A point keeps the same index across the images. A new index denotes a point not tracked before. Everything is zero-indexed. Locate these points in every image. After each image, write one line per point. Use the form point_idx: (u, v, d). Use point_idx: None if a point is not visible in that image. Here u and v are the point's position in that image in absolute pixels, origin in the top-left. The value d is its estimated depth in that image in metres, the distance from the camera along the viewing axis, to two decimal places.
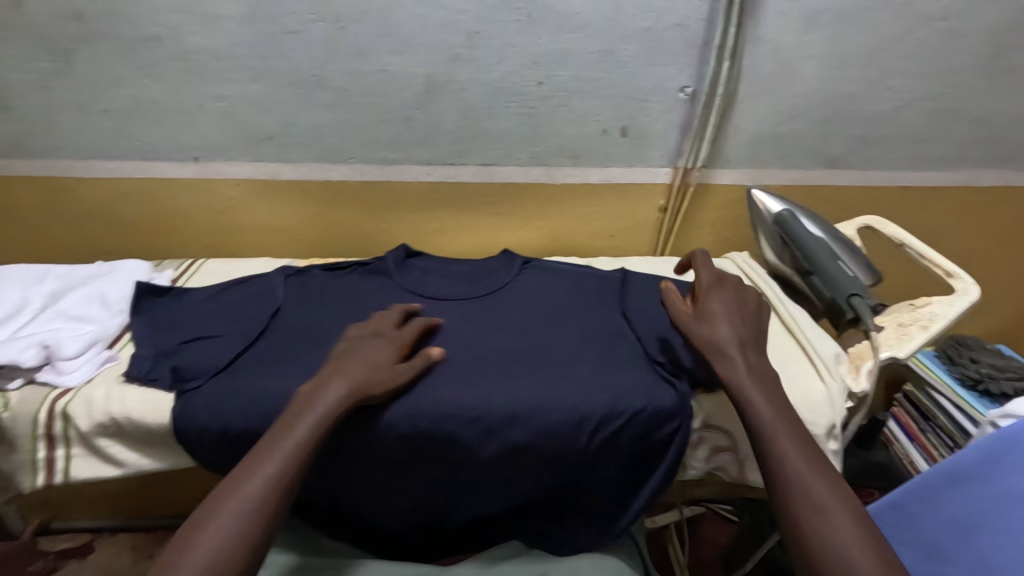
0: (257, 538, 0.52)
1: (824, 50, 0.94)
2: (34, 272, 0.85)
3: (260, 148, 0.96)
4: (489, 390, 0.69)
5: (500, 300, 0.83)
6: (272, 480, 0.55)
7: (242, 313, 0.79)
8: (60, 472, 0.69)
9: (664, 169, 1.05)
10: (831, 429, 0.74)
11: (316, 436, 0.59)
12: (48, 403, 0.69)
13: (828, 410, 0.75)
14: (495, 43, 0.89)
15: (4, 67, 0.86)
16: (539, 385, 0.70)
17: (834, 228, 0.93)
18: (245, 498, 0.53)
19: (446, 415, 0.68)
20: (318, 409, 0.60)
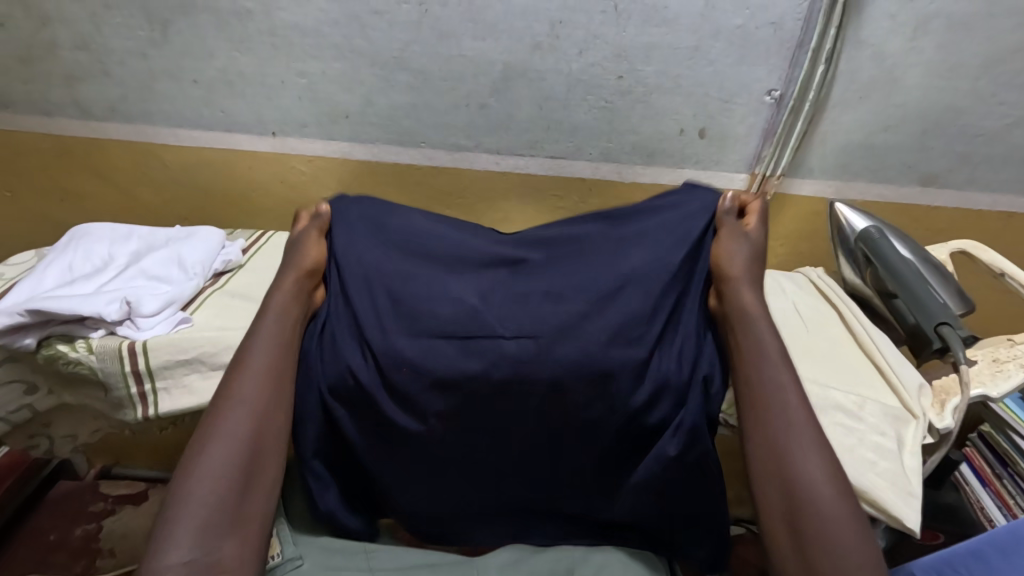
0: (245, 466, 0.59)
1: (931, 58, 0.88)
2: (120, 231, 0.88)
3: (335, 126, 0.97)
4: (527, 321, 0.64)
5: (588, 240, 0.74)
6: (255, 414, 0.61)
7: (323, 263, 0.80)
8: (151, 405, 0.74)
9: (740, 174, 1.00)
10: (900, 444, 0.69)
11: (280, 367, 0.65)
12: (130, 343, 0.73)
13: (901, 427, 0.70)
14: (579, 33, 0.87)
15: (108, 34, 0.90)
16: (586, 312, 0.65)
17: (925, 252, 0.87)
18: (235, 431, 0.60)
19: (474, 334, 0.64)
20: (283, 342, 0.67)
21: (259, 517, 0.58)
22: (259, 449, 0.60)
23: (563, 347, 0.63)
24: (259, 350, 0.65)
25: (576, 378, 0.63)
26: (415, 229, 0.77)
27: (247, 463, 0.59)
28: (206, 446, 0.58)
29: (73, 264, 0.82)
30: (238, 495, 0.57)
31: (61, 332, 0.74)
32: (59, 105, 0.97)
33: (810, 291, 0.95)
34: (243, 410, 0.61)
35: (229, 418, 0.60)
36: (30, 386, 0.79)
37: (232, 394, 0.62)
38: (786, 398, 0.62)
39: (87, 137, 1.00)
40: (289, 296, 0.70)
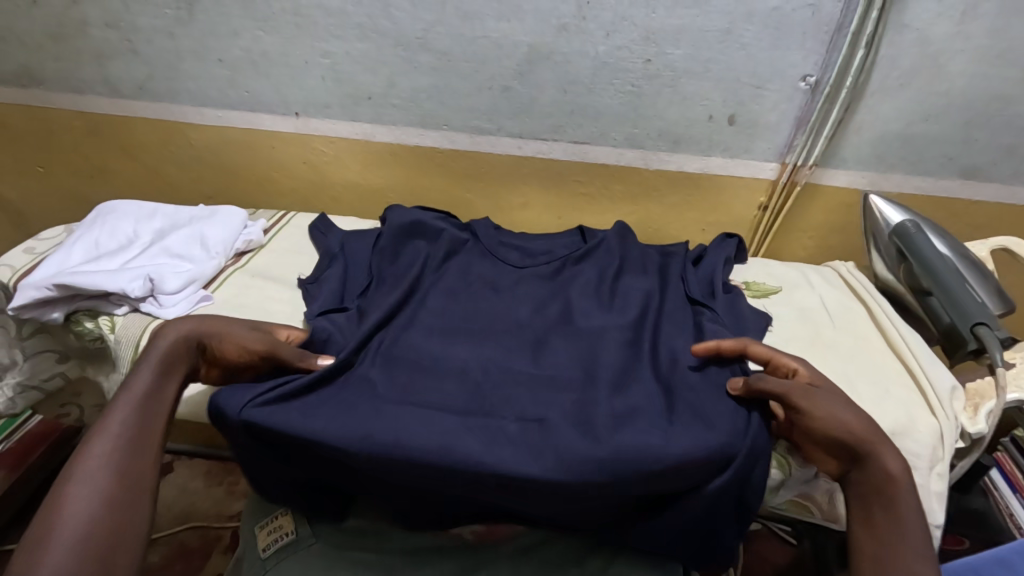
0: (97, 565, 0.44)
1: (980, 44, 0.83)
2: (145, 208, 0.90)
3: (358, 108, 0.97)
4: (526, 380, 0.64)
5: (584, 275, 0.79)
6: (105, 502, 0.47)
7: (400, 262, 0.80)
8: None
9: (770, 164, 0.97)
10: (926, 465, 0.66)
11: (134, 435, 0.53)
12: (149, 330, 0.73)
13: (933, 450, 0.67)
14: (606, 14, 0.84)
15: (135, 12, 0.90)
16: (588, 349, 0.68)
17: (964, 247, 0.83)
18: (76, 521, 0.46)
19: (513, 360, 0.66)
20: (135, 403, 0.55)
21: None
22: (123, 529, 0.47)
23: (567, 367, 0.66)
24: (117, 420, 0.53)
25: (588, 404, 0.61)
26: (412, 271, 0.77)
27: (109, 545, 0.46)
28: (45, 546, 0.44)
29: (99, 240, 0.83)
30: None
31: (87, 308, 0.76)
32: (89, 83, 0.98)
33: (839, 286, 0.92)
34: (92, 497, 0.47)
35: (84, 489, 0.48)
36: (58, 357, 0.83)
37: (79, 470, 0.49)
38: (866, 444, 0.55)
39: (116, 115, 1.01)
40: (157, 359, 0.58)
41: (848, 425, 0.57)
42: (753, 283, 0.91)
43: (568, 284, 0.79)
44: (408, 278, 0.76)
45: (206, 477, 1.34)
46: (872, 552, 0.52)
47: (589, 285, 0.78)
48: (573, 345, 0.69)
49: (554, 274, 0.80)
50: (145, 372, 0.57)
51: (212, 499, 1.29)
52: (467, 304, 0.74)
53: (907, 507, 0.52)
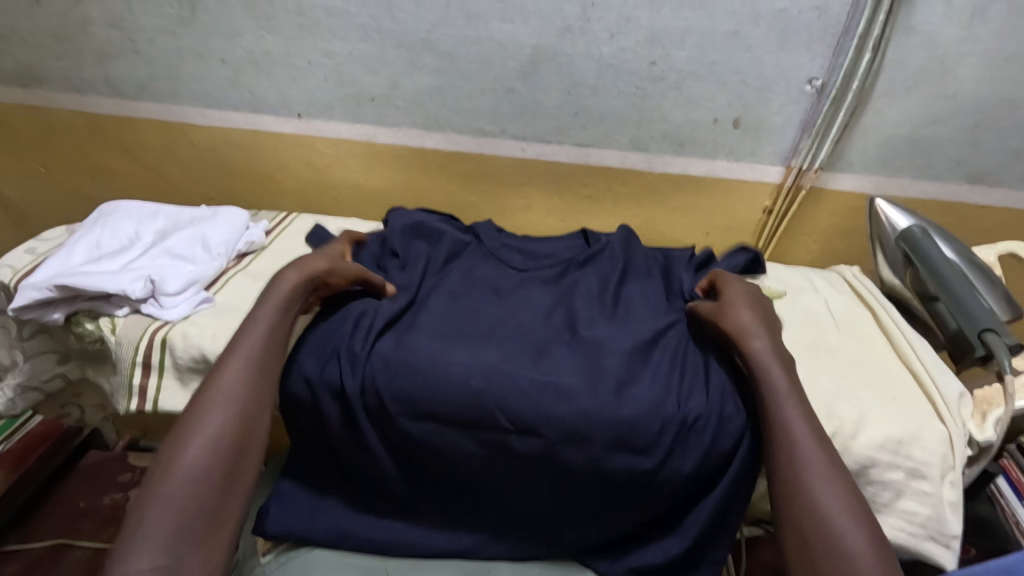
0: (230, 464, 0.54)
1: (988, 47, 0.82)
2: (147, 209, 0.89)
3: (360, 109, 0.96)
4: (527, 386, 0.63)
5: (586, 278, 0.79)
6: (236, 412, 0.56)
7: (406, 262, 0.80)
8: (150, 400, 0.72)
9: (775, 167, 0.96)
10: (941, 476, 0.65)
11: (262, 353, 0.61)
12: (148, 335, 0.72)
13: (943, 458, 0.66)
14: (612, 16, 0.84)
15: (139, 12, 0.90)
16: (598, 353, 0.67)
17: (971, 253, 0.82)
18: (219, 422, 0.55)
19: (508, 362, 0.65)
20: (264, 323, 0.63)
21: (232, 530, 0.52)
22: (237, 466, 0.54)
23: (572, 376, 0.65)
24: (242, 359, 0.60)
25: (593, 416, 0.62)
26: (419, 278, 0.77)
27: (224, 478, 0.53)
28: (177, 458, 0.52)
29: (100, 241, 0.83)
30: (207, 520, 0.50)
31: (87, 310, 0.75)
32: (91, 83, 0.98)
33: (846, 293, 0.91)
34: (228, 407, 0.56)
35: (213, 417, 0.55)
36: (60, 357, 0.82)
37: (210, 399, 0.56)
38: (785, 402, 0.59)
39: (118, 115, 1.01)
40: (279, 303, 0.65)
41: (776, 385, 0.60)
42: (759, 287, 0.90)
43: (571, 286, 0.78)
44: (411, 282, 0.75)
45: None
46: (796, 512, 0.53)
47: (592, 288, 0.77)
48: (579, 356, 0.67)
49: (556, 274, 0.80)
50: (263, 320, 0.64)
51: None
52: (467, 309, 0.73)
53: (809, 453, 0.55)
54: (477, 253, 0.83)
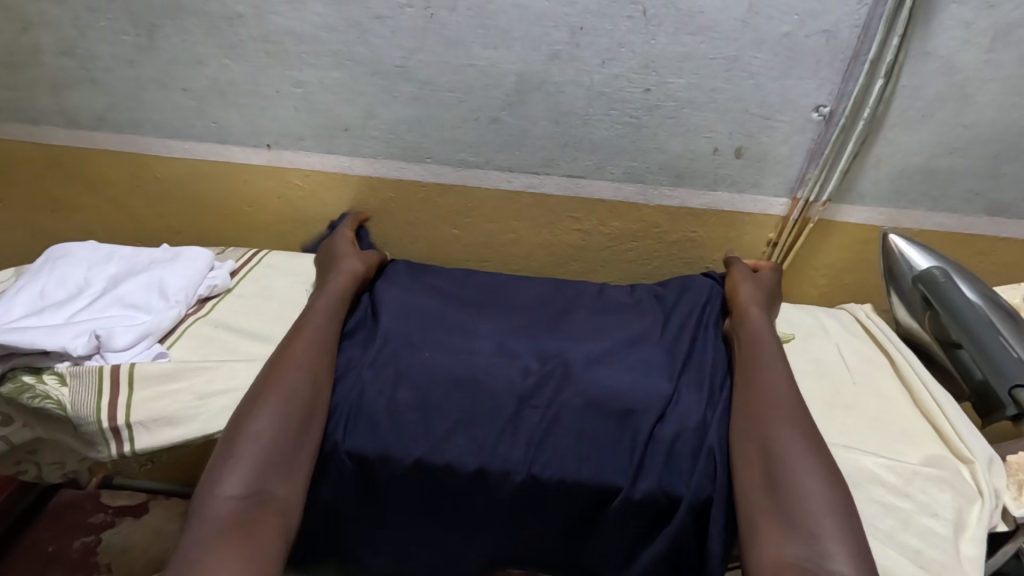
0: (300, 420, 0.60)
1: (1010, 73, 0.76)
2: (102, 251, 0.83)
3: (334, 140, 0.90)
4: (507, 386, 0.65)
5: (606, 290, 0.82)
6: (304, 377, 0.63)
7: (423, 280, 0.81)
8: (127, 442, 0.66)
9: (780, 199, 0.90)
10: (957, 525, 0.59)
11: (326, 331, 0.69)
12: (104, 374, 0.67)
13: (958, 514, 0.59)
14: (603, 41, 0.77)
15: (92, 39, 0.83)
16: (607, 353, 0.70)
17: (995, 296, 0.76)
18: (292, 381, 0.62)
19: (492, 370, 0.66)
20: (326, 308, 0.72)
21: (307, 472, 0.58)
22: (309, 417, 0.61)
23: (580, 397, 0.64)
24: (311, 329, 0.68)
25: (597, 426, 0.63)
26: (420, 295, 0.77)
27: (298, 428, 0.59)
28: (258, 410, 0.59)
29: (45, 288, 0.76)
30: (282, 463, 0.57)
31: (26, 364, 0.68)
32: (45, 113, 0.91)
33: (858, 334, 0.84)
34: (301, 371, 0.63)
35: (287, 379, 0.62)
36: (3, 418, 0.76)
37: (285, 361, 0.64)
38: (768, 369, 0.65)
39: (76, 146, 0.94)
40: (336, 295, 0.74)
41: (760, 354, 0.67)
42: None
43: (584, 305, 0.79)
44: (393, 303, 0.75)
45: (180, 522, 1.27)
46: (751, 469, 0.57)
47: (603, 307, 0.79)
48: (582, 366, 0.67)
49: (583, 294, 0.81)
50: (320, 305, 0.72)
51: None
52: (473, 326, 0.73)
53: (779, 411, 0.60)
54: (502, 283, 0.83)
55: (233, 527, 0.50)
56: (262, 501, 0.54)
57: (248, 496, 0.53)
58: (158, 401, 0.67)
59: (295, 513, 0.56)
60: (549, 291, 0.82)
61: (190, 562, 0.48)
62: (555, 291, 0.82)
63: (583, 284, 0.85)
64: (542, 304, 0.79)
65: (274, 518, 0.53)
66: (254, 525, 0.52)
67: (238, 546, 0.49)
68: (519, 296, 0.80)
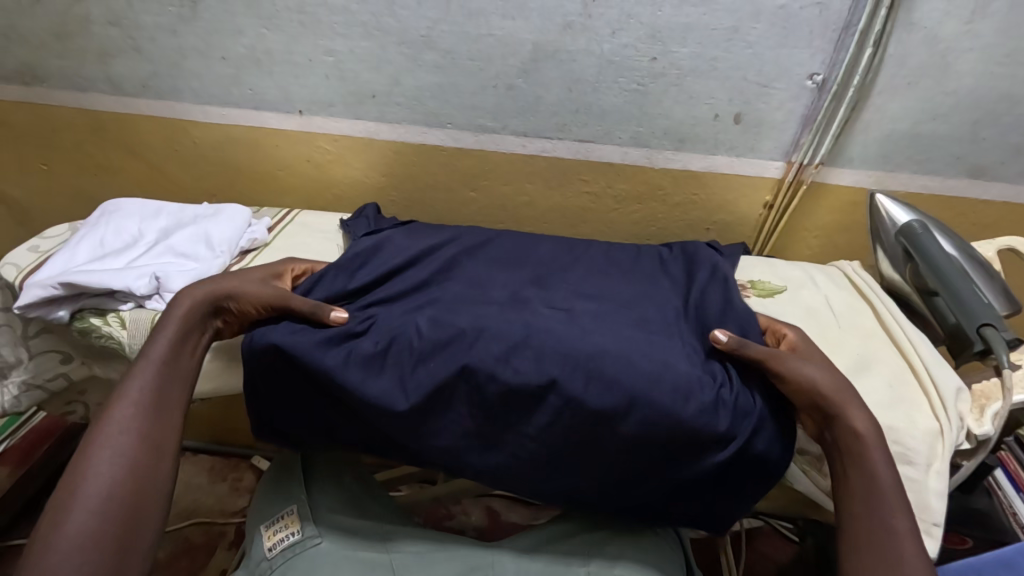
0: (144, 452, 0.59)
1: (989, 42, 0.82)
2: (150, 207, 0.90)
3: (362, 106, 0.96)
4: (507, 333, 0.66)
5: (614, 247, 0.91)
6: (138, 407, 0.61)
7: (431, 232, 0.89)
8: None
9: (776, 163, 0.97)
10: (932, 463, 0.66)
11: (172, 352, 0.66)
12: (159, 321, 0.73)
13: (929, 448, 0.66)
14: (613, 12, 0.84)
15: (139, 10, 0.90)
16: (609, 309, 0.75)
17: (972, 248, 0.83)
18: (126, 414, 0.60)
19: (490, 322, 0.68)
20: (171, 324, 0.67)
21: (161, 501, 0.58)
22: (148, 474, 0.58)
23: (581, 346, 0.65)
24: (135, 388, 0.62)
25: (609, 381, 0.63)
26: (429, 242, 0.85)
27: (127, 515, 0.55)
28: (69, 509, 0.53)
29: (104, 239, 0.83)
30: (113, 555, 0.53)
31: (93, 306, 0.76)
32: (93, 81, 0.98)
33: (845, 286, 0.91)
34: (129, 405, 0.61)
35: (118, 414, 0.60)
36: (64, 356, 0.84)
37: (100, 443, 0.57)
38: (847, 406, 0.62)
39: (120, 113, 1.01)
40: (172, 338, 0.66)
41: (826, 387, 0.63)
42: (760, 282, 0.90)
43: (578, 258, 0.87)
44: (416, 251, 0.82)
45: (210, 473, 1.36)
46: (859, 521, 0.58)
47: (600, 265, 0.86)
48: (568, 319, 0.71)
49: (593, 255, 0.88)
50: (158, 346, 0.65)
51: (215, 495, 1.31)
52: (486, 276, 0.80)
53: (879, 464, 0.59)
54: (516, 236, 0.91)
55: None
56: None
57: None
58: None
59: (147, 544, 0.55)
60: (563, 250, 0.89)
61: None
62: (565, 251, 0.89)
63: (600, 244, 0.92)
64: (552, 259, 0.86)
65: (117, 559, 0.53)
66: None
67: None
68: (530, 252, 0.87)
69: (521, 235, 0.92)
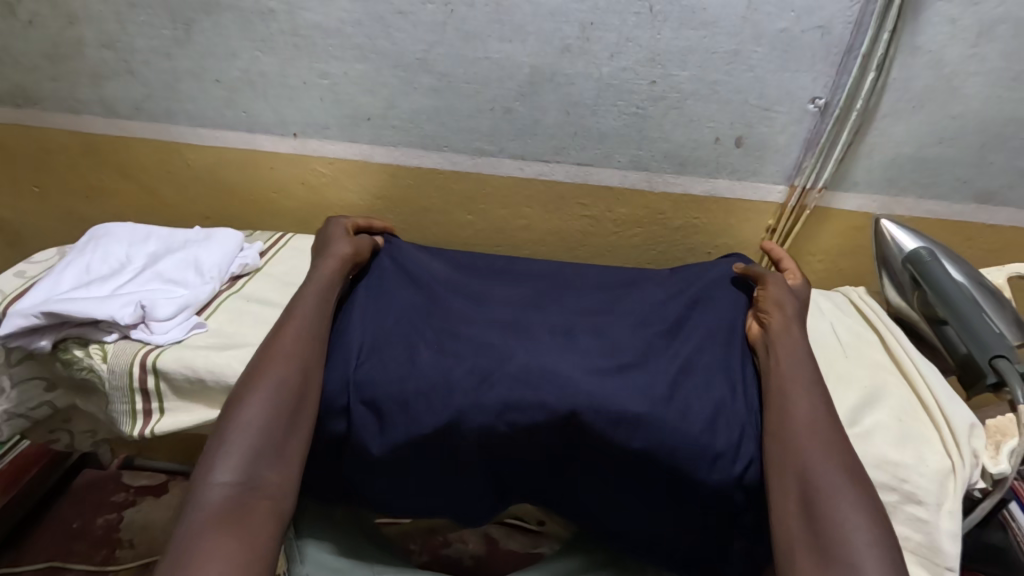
0: (293, 400, 0.63)
1: (995, 66, 0.81)
2: (140, 232, 0.88)
3: (357, 129, 0.95)
4: (514, 375, 0.66)
5: (608, 267, 0.91)
6: (292, 362, 0.65)
7: (428, 252, 0.89)
8: (151, 426, 0.71)
9: (779, 186, 0.95)
10: (943, 505, 0.63)
11: (316, 317, 0.71)
12: (139, 359, 0.70)
13: (941, 485, 0.64)
14: (611, 35, 0.83)
15: (132, 33, 0.89)
16: (611, 326, 0.75)
17: (982, 276, 0.80)
18: (286, 364, 0.65)
19: (494, 353, 0.68)
20: (314, 296, 0.73)
21: (302, 452, 0.62)
22: (297, 420, 0.62)
23: (593, 398, 0.64)
24: (308, 300, 0.73)
25: (615, 411, 0.63)
26: (434, 268, 0.85)
27: (298, 396, 0.63)
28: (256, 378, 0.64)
29: (91, 265, 0.81)
30: (289, 424, 0.61)
31: (76, 336, 0.73)
32: (86, 103, 0.97)
33: (849, 311, 0.89)
34: (288, 358, 0.65)
35: (278, 366, 0.64)
36: (48, 384, 0.82)
37: (257, 388, 0.63)
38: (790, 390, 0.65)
39: (113, 135, 1.00)
40: (323, 290, 0.74)
41: (789, 372, 0.67)
42: None
43: (568, 275, 0.87)
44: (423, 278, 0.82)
45: None
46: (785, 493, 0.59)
47: (594, 280, 0.86)
48: (568, 344, 0.70)
49: (593, 274, 0.88)
50: (305, 308, 0.71)
51: None
52: (490, 294, 0.80)
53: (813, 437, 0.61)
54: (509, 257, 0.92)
55: (224, 517, 0.54)
56: (258, 490, 0.57)
57: (239, 483, 0.56)
58: (178, 379, 0.70)
59: (292, 492, 0.59)
60: (563, 274, 0.88)
61: (189, 545, 0.52)
62: (559, 271, 0.88)
63: (596, 267, 0.90)
64: (552, 282, 0.85)
65: (266, 502, 0.56)
66: (245, 512, 0.55)
67: (230, 531, 0.53)
68: (526, 273, 0.87)
69: (518, 262, 0.90)
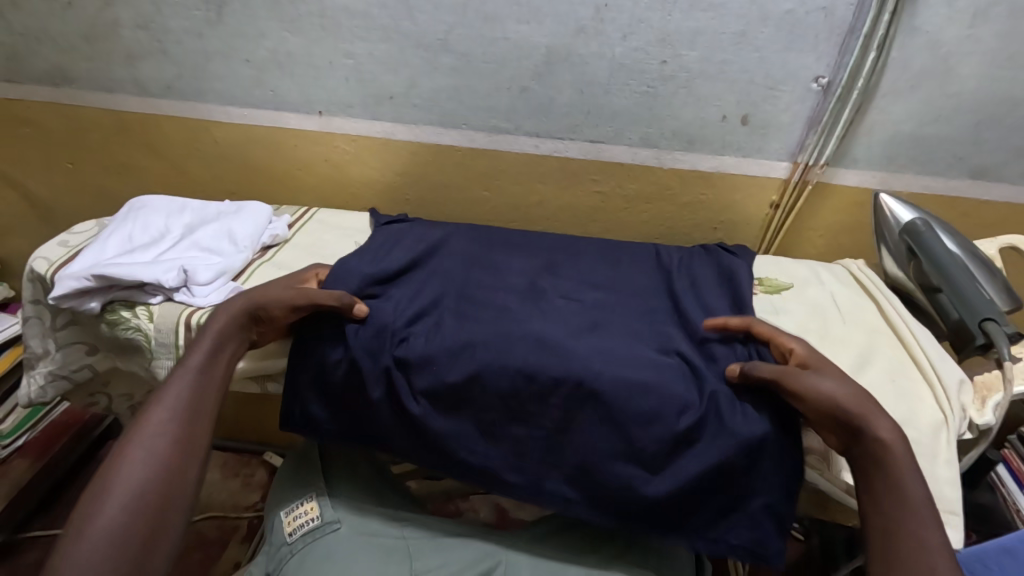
0: (152, 508, 0.56)
1: (990, 47, 0.85)
2: (176, 205, 0.93)
3: (380, 107, 0.99)
4: (530, 340, 0.70)
5: (617, 243, 0.95)
6: (152, 462, 0.58)
7: (441, 229, 0.94)
8: None
9: (782, 163, 0.99)
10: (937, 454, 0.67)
11: (187, 401, 0.64)
12: (185, 318, 0.75)
13: (935, 437, 0.68)
14: (624, 16, 0.87)
15: (166, 14, 0.93)
16: (615, 300, 0.80)
17: (974, 247, 0.84)
18: (141, 466, 0.57)
19: (510, 321, 0.73)
20: (184, 376, 0.65)
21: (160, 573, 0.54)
22: (157, 532, 0.55)
23: (603, 363, 0.68)
24: (195, 360, 0.67)
25: (624, 374, 0.67)
26: (452, 241, 0.90)
27: (160, 505, 0.56)
28: (127, 457, 0.58)
29: (132, 235, 0.86)
30: (146, 539, 0.54)
31: (123, 299, 0.79)
32: (120, 82, 1.01)
33: (847, 280, 0.94)
34: (146, 459, 0.58)
35: (132, 469, 0.57)
36: (91, 347, 0.88)
37: (106, 498, 0.55)
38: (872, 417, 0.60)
39: (145, 114, 1.05)
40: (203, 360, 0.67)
41: (857, 401, 0.61)
42: (766, 279, 0.92)
43: (577, 248, 0.92)
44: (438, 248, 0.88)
45: (223, 468, 1.39)
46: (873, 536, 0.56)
47: (601, 255, 0.90)
48: (577, 314, 0.76)
49: (602, 249, 0.92)
50: (175, 388, 0.64)
51: (228, 489, 1.34)
52: (504, 267, 0.85)
53: (903, 473, 0.57)
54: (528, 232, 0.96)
55: None
56: None
57: None
58: None
59: None
60: (575, 245, 0.92)
61: None
62: (569, 244, 0.93)
63: (604, 241, 0.95)
64: (563, 255, 0.90)
65: None
66: None
67: None
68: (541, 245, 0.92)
69: (532, 235, 0.95)
